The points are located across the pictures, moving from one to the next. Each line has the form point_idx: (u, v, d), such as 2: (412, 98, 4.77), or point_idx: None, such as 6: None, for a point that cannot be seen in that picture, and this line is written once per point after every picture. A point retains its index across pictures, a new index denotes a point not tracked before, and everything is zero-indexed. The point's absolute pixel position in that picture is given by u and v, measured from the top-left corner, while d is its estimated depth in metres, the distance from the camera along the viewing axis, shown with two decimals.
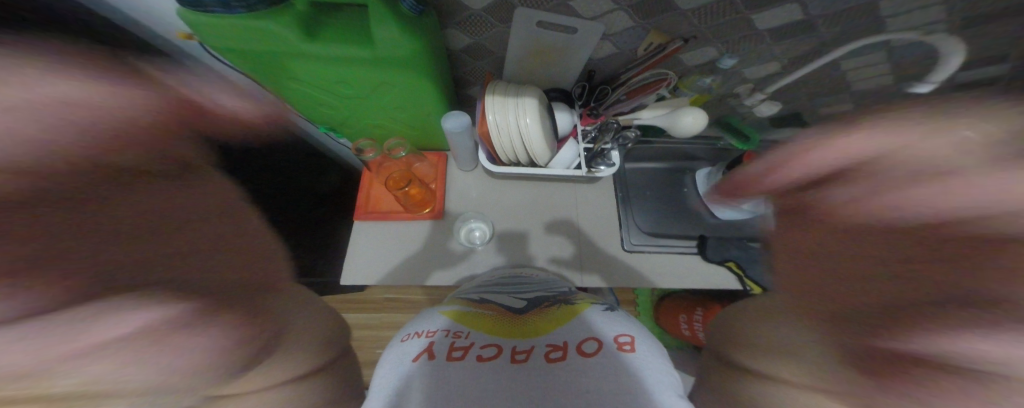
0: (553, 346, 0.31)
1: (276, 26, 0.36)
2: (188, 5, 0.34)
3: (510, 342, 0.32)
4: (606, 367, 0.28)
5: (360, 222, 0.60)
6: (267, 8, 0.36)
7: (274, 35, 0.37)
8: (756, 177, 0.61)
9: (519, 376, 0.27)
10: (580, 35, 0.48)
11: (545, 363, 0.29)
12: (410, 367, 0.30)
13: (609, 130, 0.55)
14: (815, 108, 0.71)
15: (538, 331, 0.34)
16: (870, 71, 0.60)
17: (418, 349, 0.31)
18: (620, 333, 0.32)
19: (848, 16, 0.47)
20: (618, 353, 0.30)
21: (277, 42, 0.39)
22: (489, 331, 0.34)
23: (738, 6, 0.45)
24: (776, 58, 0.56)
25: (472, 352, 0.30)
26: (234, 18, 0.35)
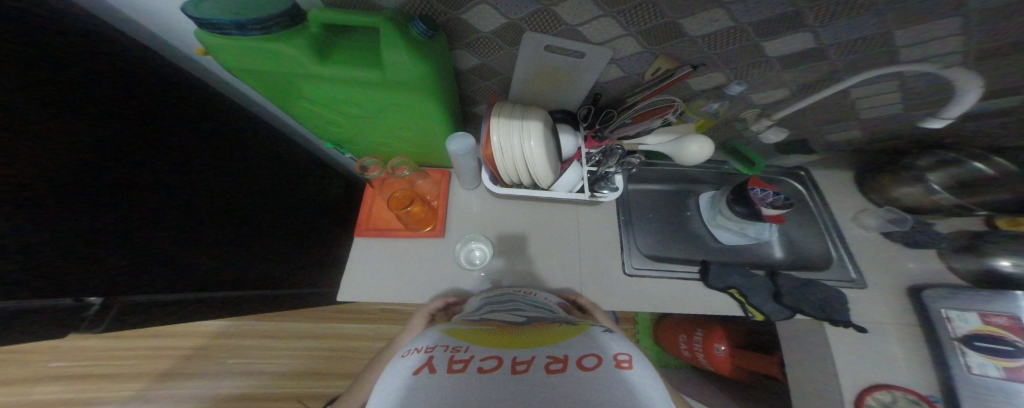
0: (554, 358, 0.31)
1: (289, 48, 0.37)
2: (205, 27, 0.35)
3: (510, 352, 0.32)
4: (606, 383, 0.28)
5: (361, 238, 0.60)
6: (280, 30, 0.36)
7: (285, 57, 0.38)
8: (760, 204, 0.60)
9: (519, 387, 0.27)
10: (588, 59, 0.48)
11: (546, 374, 0.28)
12: (410, 380, 0.28)
13: (614, 155, 0.56)
14: (822, 136, 0.71)
15: (538, 343, 0.34)
16: (880, 101, 0.59)
17: (418, 362, 0.30)
18: (618, 351, 0.32)
19: (859, 48, 0.47)
20: (618, 370, 0.29)
21: (288, 63, 0.39)
22: (489, 343, 0.33)
23: (750, 33, 0.44)
24: (785, 86, 0.56)
25: (474, 365, 0.30)
26: (249, 39, 0.36)
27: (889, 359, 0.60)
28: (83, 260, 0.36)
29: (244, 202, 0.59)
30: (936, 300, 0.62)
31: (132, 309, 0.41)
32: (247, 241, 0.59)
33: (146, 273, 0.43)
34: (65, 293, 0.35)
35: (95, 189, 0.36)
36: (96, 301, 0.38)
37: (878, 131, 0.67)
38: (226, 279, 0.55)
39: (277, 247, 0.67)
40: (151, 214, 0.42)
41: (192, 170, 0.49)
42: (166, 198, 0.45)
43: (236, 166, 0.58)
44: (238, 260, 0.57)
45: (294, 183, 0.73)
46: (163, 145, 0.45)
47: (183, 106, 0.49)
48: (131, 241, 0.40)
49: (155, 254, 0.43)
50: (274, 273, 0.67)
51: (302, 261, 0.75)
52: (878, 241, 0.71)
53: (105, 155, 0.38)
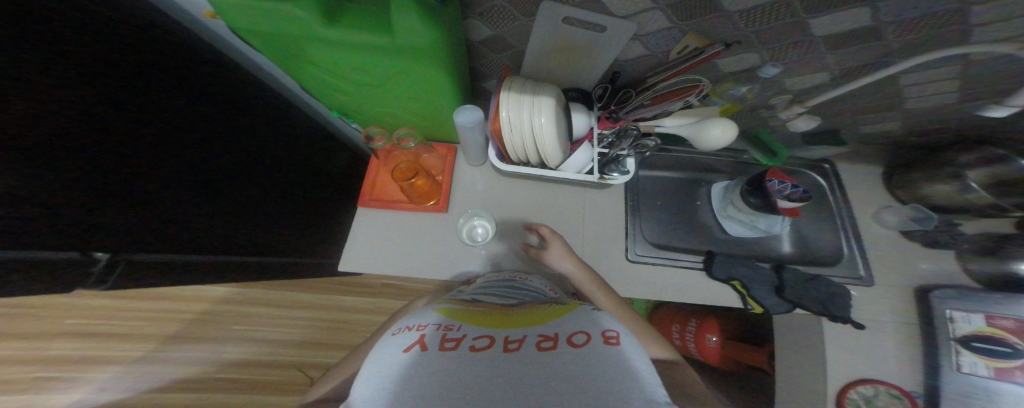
0: (545, 337, 0.32)
1: (297, 10, 0.35)
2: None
3: (502, 331, 0.34)
4: (593, 357, 0.29)
5: (366, 208, 0.62)
6: None
7: (289, 17, 0.36)
8: (776, 196, 0.57)
9: (511, 365, 0.28)
10: (609, 34, 0.44)
11: (537, 351, 0.30)
12: (401, 357, 0.30)
13: (627, 137, 0.53)
14: (856, 125, 0.66)
15: (531, 322, 0.35)
16: (930, 89, 0.54)
17: (410, 340, 0.32)
18: (606, 328, 0.34)
19: (921, 27, 0.41)
20: (606, 346, 0.31)
21: (293, 24, 0.37)
22: (482, 322, 0.35)
23: (796, 9, 0.39)
24: (826, 70, 0.51)
25: (466, 343, 0.32)
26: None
27: (882, 356, 0.61)
28: (87, 217, 0.36)
29: (248, 169, 0.59)
30: (942, 301, 0.60)
31: (136, 265, 0.43)
32: (252, 208, 0.61)
33: (151, 233, 0.43)
34: (71, 246, 0.36)
35: (110, 149, 0.37)
36: (103, 256, 0.39)
37: (919, 123, 0.62)
38: (229, 242, 0.56)
39: (282, 214, 0.69)
40: (162, 178, 0.43)
41: (199, 134, 0.49)
42: (175, 163, 0.45)
43: (241, 132, 0.57)
44: (242, 225, 0.59)
45: (299, 152, 0.73)
46: (171, 108, 0.44)
47: (189, 65, 0.47)
48: (137, 200, 0.40)
49: (162, 215, 0.44)
50: (278, 239, 0.69)
51: (305, 230, 0.77)
52: (896, 240, 0.69)
53: (107, 111, 0.36)
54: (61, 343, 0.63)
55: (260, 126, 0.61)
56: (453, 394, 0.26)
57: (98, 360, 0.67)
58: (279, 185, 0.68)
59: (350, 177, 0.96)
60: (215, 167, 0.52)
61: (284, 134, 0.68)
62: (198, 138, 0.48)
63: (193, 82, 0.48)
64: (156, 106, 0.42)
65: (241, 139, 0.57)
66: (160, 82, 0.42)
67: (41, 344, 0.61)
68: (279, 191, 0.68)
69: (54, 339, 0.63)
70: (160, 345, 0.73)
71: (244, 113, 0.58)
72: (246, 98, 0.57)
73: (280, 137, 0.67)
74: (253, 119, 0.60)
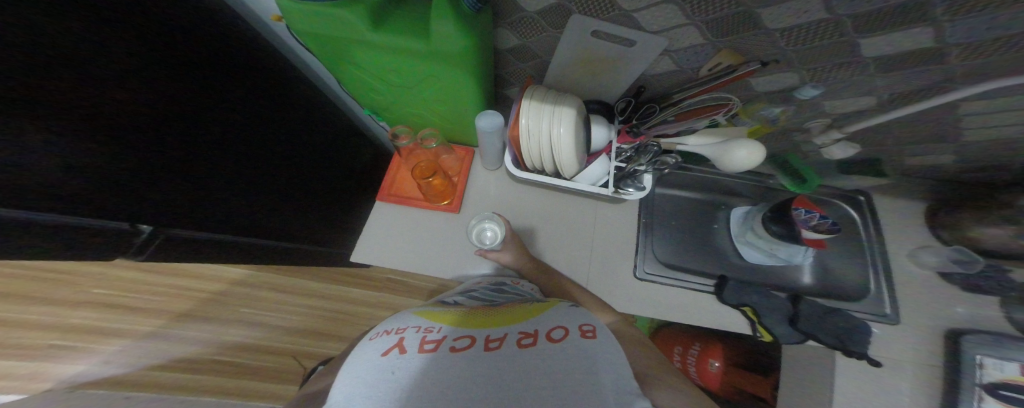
0: (525, 334, 0.34)
1: (346, 14, 0.36)
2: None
3: (484, 331, 0.35)
4: (571, 351, 0.31)
5: (382, 202, 0.63)
6: None
7: (339, 21, 0.37)
8: (801, 225, 0.55)
9: (493, 363, 0.30)
10: (638, 49, 0.42)
11: (518, 348, 0.32)
12: (379, 361, 0.31)
13: (648, 152, 0.52)
14: (901, 156, 0.61)
15: (512, 319, 0.37)
16: (994, 120, 0.49)
17: (388, 344, 0.33)
18: (584, 321, 0.36)
19: (995, 53, 0.37)
20: (582, 339, 0.33)
21: (340, 27, 0.38)
22: (465, 322, 0.36)
23: (846, 29, 0.36)
24: (872, 94, 0.47)
25: (446, 344, 0.33)
26: (316, 4, 0.35)
27: (898, 397, 0.58)
28: (134, 187, 0.36)
29: (274, 155, 0.60)
30: (974, 346, 0.56)
31: (173, 240, 0.42)
32: (273, 193, 0.61)
33: (187, 209, 0.43)
34: (119, 218, 0.35)
35: (159, 124, 0.38)
36: (146, 229, 0.38)
37: (973, 157, 0.57)
38: (249, 226, 0.56)
39: (300, 202, 0.70)
40: (200, 155, 0.44)
41: (235, 117, 0.50)
42: (211, 143, 0.46)
43: (272, 118, 0.59)
44: (263, 210, 0.59)
45: (324, 143, 0.75)
46: (212, 90, 0.46)
47: (225, 45, 0.48)
48: (175, 175, 0.41)
49: (195, 192, 0.44)
50: (297, 226, 0.69)
51: (321, 219, 0.78)
52: (931, 283, 0.64)
53: (152, 83, 0.36)
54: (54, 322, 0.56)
55: (288, 112, 0.62)
56: (446, 395, 0.27)
57: (103, 333, 0.62)
58: (300, 172, 0.68)
59: (370, 172, 0.98)
60: (245, 150, 0.53)
61: (310, 122, 0.69)
62: (233, 121, 0.50)
63: (233, 67, 0.49)
64: (201, 87, 0.43)
65: (272, 125, 0.58)
66: (204, 65, 0.44)
67: (62, 313, 0.56)
68: (300, 179, 0.68)
69: (76, 306, 0.58)
70: (171, 321, 0.68)
71: (277, 100, 0.59)
72: (280, 86, 0.59)
73: (306, 125, 0.68)
74: (282, 104, 0.60)
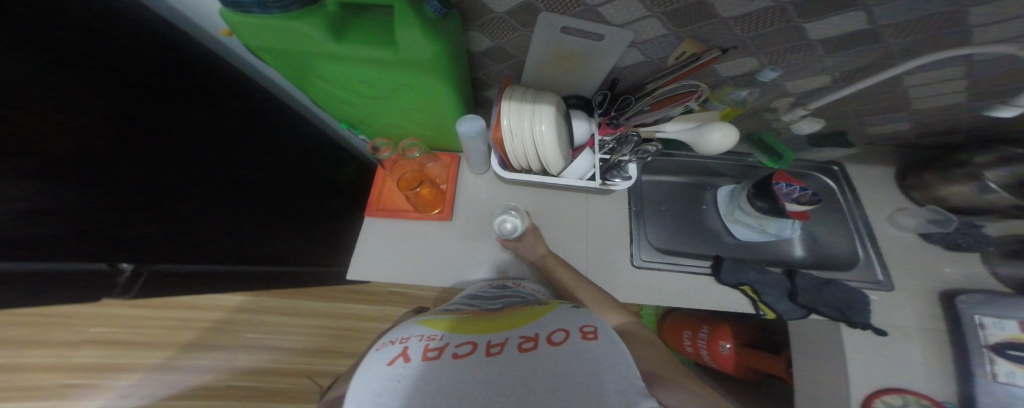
0: (526, 338, 0.33)
1: (308, 28, 0.37)
2: (226, 3, 0.35)
3: (484, 336, 0.33)
4: (572, 354, 0.30)
5: (372, 218, 0.63)
6: (299, 9, 0.37)
7: (300, 34, 0.38)
8: (784, 199, 0.57)
9: (494, 368, 0.29)
10: (606, 42, 0.45)
11: (518, 353, 0.30)
12: (384, 370, 0.30)
13: (629, 142, 0.55)
14: (864, 127, 0.65)
15: (511, 325, 0.35)
16: (938, 89, 0.53)
17: (394, 353, 0.32)
18: (584, 323, 0.34)
19: (919, 29, 0.41)
20: (583, 342, 0.31)
21: (303, 41, 0.39)
22: (466, 330, 0.35)
23: (790, 13, 0.40)
24: (826, 72, 0.51)
25: (449, 351, 0.31)
26: (270, 18, 0.36)
27: (909, 364, 0.58)
28: (111, 230, 0.37)
29: (260, 181, 0.60)
30: (970, 306, 0.58)
31: (156, 276, 0.44)
32: (263, 218, 0.61)
33: (171, 245, 0.44)
34: (99, 260, 0.37)
35: (139, 168, 0.38)
36: (129, 268, 0.41)
37: (929, 123, 0.61)
38: (241, 252, 0.57)
39: (290, 224, 0.69)
40: (181, 193, 0.44)
41: (214, 148, 0.50)
42: (195, 178, 0.46)
43: (255, 145, 0.58)
44: (254, 235, 0.59)
45: (310, 162, 0.74)
46: (193, 126, 0.45)
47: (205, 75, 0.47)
48: (155, 213, 0.41)
49: (180, 227, 0.45)
50: (286, 248, 0.69)
51: (312, 239, 0.77)
52: (915, 245, 0.66)
53: (128, 128, 0.36)
54: (87, 350, 0.51)
55: (270, 136, 0.61)
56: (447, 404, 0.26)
57: (115, 368, 0.55)
58: (287, 194, 0.68)
59: (359, 186, 0.96)
60: (229, 180, 0.53)
61: (294, 142, 0.68)
62: (212, 153, 0.49)
63: (213, 99, 0.49)
64: (181, 125, 0.43)
65: (255, 151, 0.58)
66: (183, 101, 0.44)
67: (65, 354, 0.49)
68: (289, 200, 0.68)
69: (79, 347, 0.50)
70: (177, 353, 0.62)
71: (259, 126, 0.59)
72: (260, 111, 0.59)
73: (291, 146, 0.68)
74: (266, 128, 0.60)
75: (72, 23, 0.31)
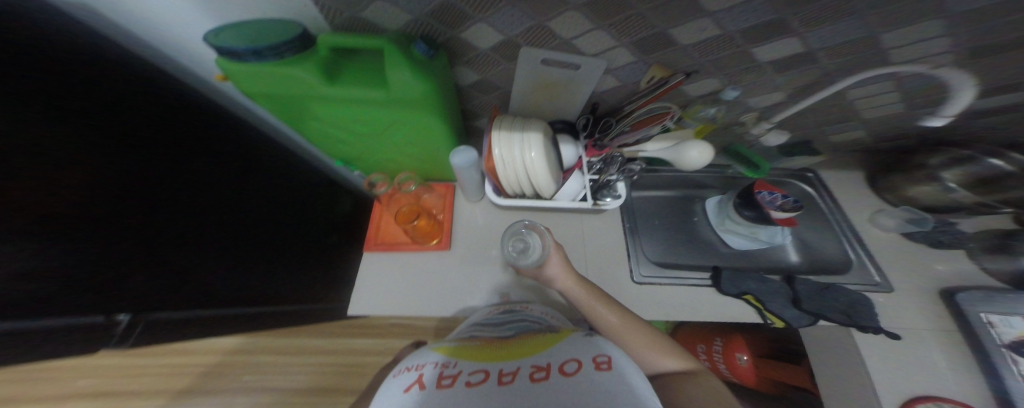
0: (538, 367, 0.30)
1: (302, 72, 0.40)
2: (223, 54, 0.38)
3: (496, 364, 0.31)
4: (586, 386, 0.27)
5: (369, 253, 0.61)
6: (294, 55, 0.40)
7: (292, 78, 0.41)
8: (769, 207, 0.59)
9: (506, 399, 0.26)
10: (582, 71, 0.50)
11: (530, 382, 0.27)
12: (400, 399, 0.27)
13: (614, 163, 0.59)
14: (825, 136, 0.70)
15: (523, 353, 0.32)
16: (880, 100, 0.60)
17: (410, 380, 0.29)
18: (598, 352, 0.31)
19: (849, 50, 0.47)
20: (597, 373, 0.28)
21: (295, 86, 0.42)
22: (478, 357, 0.32)
23: (738, 40, 0.46)
24: (780, 89, 0.57)
25: (461, 379, 0.29)
26: (264, 65, 0.39)
27: (932, 369, 0.55)
28: (103, 275, 0.34)
29: (252, 221, 0.58)
30: (971, 304, 0.58)
31: (157, 326, 0.40)
32: (257, 258, 0.58)
33: (164, 289, 0.41)
34: (94, 311, 0.34)
35: (128, 204, 0.37)
36: (126, 318, 0.37)
37: (882, 129, 0.67)
38: (240, 294, 0.53)
39: (285, 264, 0.65)
40: (170, 232, 0.42)
41: (204, 186, 0.49)
42: (183, 215, 0.44)
43: (246, 184, 0.58)
44: (250, 277, 0.56)
45: (302, 200, 0.73)
46: (182, 166, 0.45)
47: (195, 117, 0.49)
48: (144, 254, 0.39)
49: (171, 270, 0.42)
50: (285, 289, 0.64)
51: (311, 278, 0.72)
52: (901, 243, 0.68)
53: (114, 165, 0.36)
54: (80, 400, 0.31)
55: (259, 175, 0.61)
56: None
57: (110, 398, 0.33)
58: (280, 235, 0.65)
59: (356, 222, 0.93)
60: (220, 219, 0.51)
61: (283, 181, 0.67)
62: (203, 191, 0.48)
63: (202, 141, 0.50)
64: (168, 164, 0.43)
65: (246, 190, 0.58)
66: (172, 141, 0.44)
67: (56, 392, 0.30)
68: (283, 240, 0.66)
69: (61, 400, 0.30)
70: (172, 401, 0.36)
71: (248, 166, 0.59)
72: (248, 152, 0.59)
73: (281, 185, 0.67)
74: (253, 167, 0.60)
75: (60, 68, 0.32)
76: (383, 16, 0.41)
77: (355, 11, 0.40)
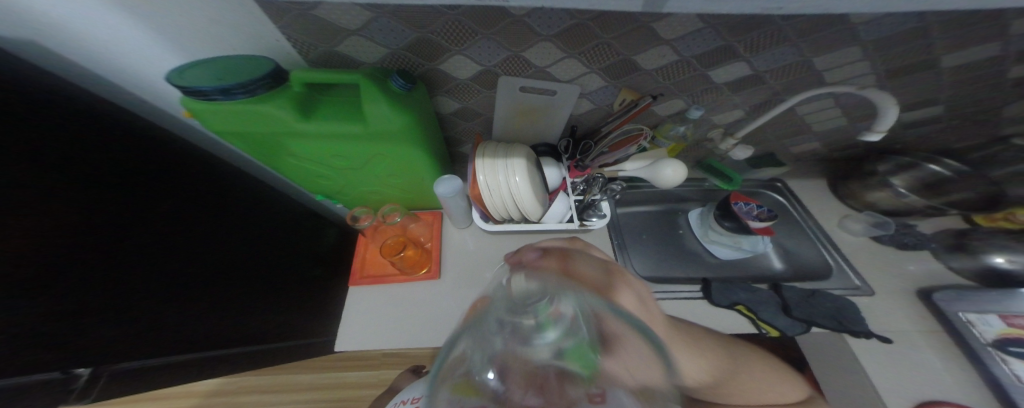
0: None
1: (276, 110, 0.40)
2: (189, 93, 0.37)
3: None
4: None
5: (354, 288, 0.57)
6: (265, 92, 0.39)
7: (266, 116, 0.40)
8: (746, 218, 0.62)
9: None
10: (559, 96, 0.53)
11: None
12: None
13: (596, 183, 0.62)
14: (786, 148, 0.76)
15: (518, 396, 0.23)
16: (825, 115, 0.66)
17: None
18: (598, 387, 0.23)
19: (790, 71, 0.53)
20: None
21: (269, 123, 0.41)
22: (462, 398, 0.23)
23: (695, 64, 0.50)
24: (739, 107, 0.62)
25: None
26: (233, 103, 0.38)
27: (928, 370, 0.54)
28: (73, 329, 0.34)
29: (237, 255, 0.57)
30: (948, 303, 0.60)
31: (120, 375, 0.39)
32: (243, 293, 0.56)
33: (135, 340, 0.40)
34: (58, 366, 0.33)
35: (101, 249, 0.36)
36: (84, 370, 0.36)
37: (833, 140, 0.74)
38: (218, 334, 0.51)
39: (272, 298, 0.63)
40: (148, 275, 0.41)
41: (185, 223, 0.48)
42: (164, 256, 0.44)
43: (229, 216, 0.57)
44: (233, 314, 0.54)
45: (289, 231, 0.70)
46: (159, 206, 0.45)
47: (166, 156, 0.48)
48: (118, 302, 0.38)
49: (141, 316, 0.41)
50: (269, 325, 0.61)
51: (295, 312, 0.68)
52: (872, 244, 0.71)
53: (86, 212, 0.35)
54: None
55: (240, 206, 0.59)
56: None
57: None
58: (267, 267, 0.63)
59: (341, 255, 0.88)
60: (203, 257, 0.50)
61: (267, 211, 0.65)
62: (183, 229, 0.48)
63: (181, 179, 0.49)
64: (145, 205, 0.43)
65: (229, 224, 0.57)
66: (149, 181, 0.44)
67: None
68: (271, 273, 0.64)
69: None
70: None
71: (229, 198, 0.57)
72: (227, 184, 0.58)
73: (266, 215, 0.65)
74: (235, 201, 0.59)
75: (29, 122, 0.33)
76: (360, 50, 0.43)
77: (330, 45, 0.41)
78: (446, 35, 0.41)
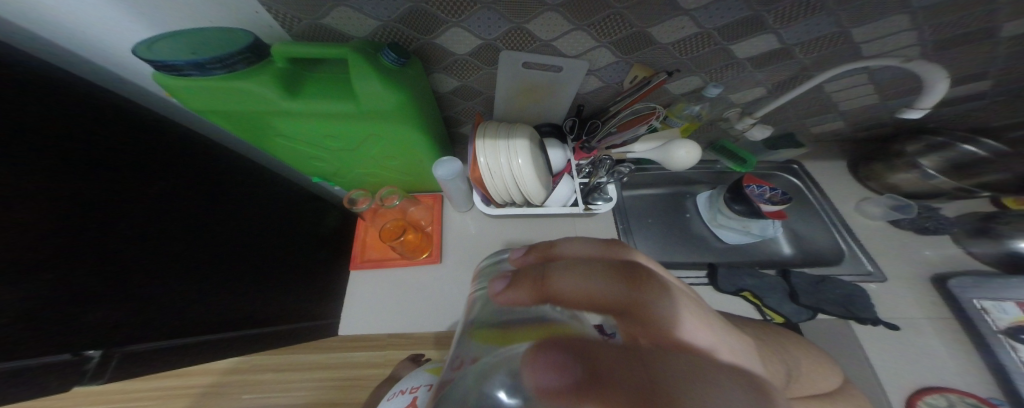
0: None
1: (259, 87, 0.38)
2: (163, 68, 0.36)
3: None
4: None
5: (358, 271, 0.58)
6: (245, 68, 0.38)
7: (249, 93, 0.39)
8: (757, 200, 0.60)
9: None
10: (564, 73, 0.50)
11: None
12: None
13: (602, 165, 0.58)
14: (807, 128, 0.71)
15: None
16: (854, 92, 0.61)
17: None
18: None
19: (822, 44, 0.48)
20: None
21: (253, 100, 0.40)
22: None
23: (717, 38, 0.46)
24: (760, 85, 0.57)
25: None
26: (210, 78, 0.37)
27: (935, 357, 0.54)
28: (68, 307, 0.30)
29: (234, 233, 0.52)
30: (964, 290, 0.58)
31: (132, 359, 0.36)
32: (244, 274, 0.52)
33: (144, 320, 0.37)
34: (64, 347, 0.30)
35: (91, 224, 0.33)
36: (95, 353, 0.32)
37: (860, 119, 0.69)
38: (224, 316, 0.47)
39: (274, 280, 0.59)
40: (145, 252, 0.38)
41: (175, 196, 0.43)
42: (159, 232, 0.40)
43: (221, 192, 0.52)
44: (237, 295, 0.50)
45: (286, 210, 0.66)
46: (145, 177, 0.40)
47: (145, 126, 0.43)
48: (117, 279, 0.34)
49: (146, 296, 0.37)
50: (274, 307, 0.57)
51: (301, 294, 0.64)
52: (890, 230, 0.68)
53: (71, 181, 0.31)
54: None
55: (230, 182, 0.54)
56: None
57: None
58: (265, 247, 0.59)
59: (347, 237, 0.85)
60: (201, 234, 0.46)
61: (260, 189, 0.61)
62: (173, 202, 0.43)
63: (163, 150, 0.44)
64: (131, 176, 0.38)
65: (222, 200, 0.52)
66: (129, 149, 0.39)
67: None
68: (269, 253, 0.59)
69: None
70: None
71: (218, 173, 0.52)
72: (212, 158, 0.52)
73: (259, 194, 0.61)
74: (225, 176, 0.54)
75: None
76: (348, 22, 0.40)
77: (316, 18, 0.39)
78: (441, 5, 0.37)
